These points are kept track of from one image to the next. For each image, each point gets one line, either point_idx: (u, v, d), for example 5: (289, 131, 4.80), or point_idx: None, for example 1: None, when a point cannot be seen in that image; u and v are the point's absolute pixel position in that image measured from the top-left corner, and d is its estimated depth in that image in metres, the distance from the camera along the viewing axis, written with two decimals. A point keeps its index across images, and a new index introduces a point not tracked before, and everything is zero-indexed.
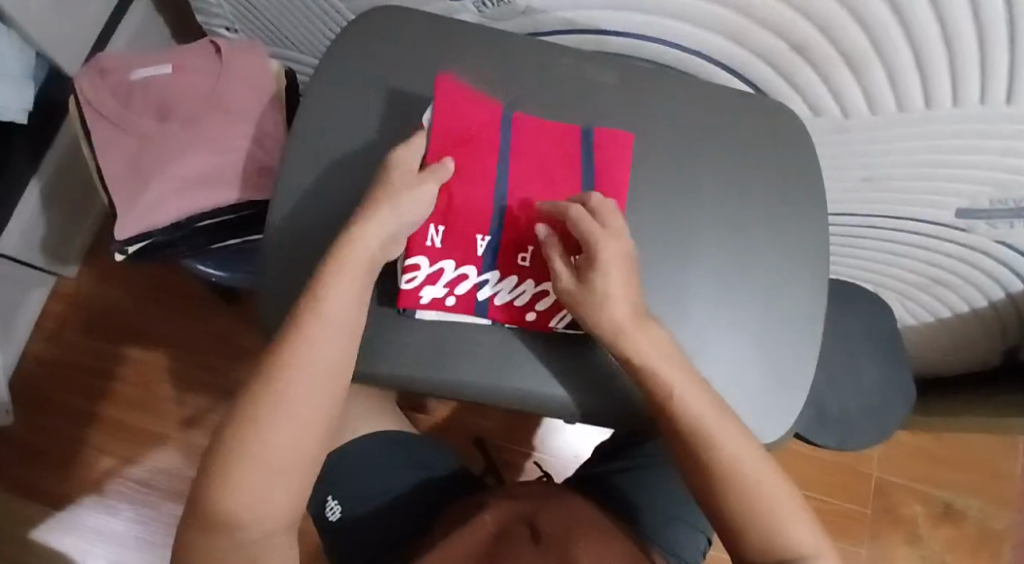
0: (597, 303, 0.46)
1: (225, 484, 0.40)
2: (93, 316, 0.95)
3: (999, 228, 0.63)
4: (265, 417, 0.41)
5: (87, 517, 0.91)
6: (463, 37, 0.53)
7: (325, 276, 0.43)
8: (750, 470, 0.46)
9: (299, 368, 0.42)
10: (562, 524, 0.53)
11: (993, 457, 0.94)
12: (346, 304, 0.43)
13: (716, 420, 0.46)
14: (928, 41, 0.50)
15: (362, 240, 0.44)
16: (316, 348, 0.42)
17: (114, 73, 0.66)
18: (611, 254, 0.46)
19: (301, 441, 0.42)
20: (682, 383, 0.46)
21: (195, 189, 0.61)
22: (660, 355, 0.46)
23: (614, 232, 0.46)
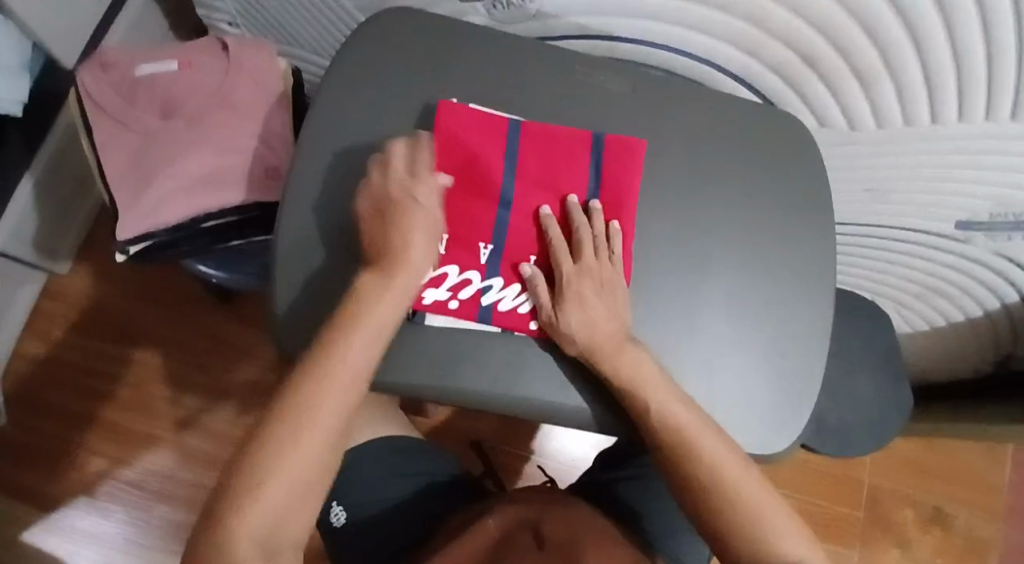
0: (573, 326, 0.46)
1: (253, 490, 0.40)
2: (83, 313, 0.93)
3: (997, 240, 0.64)
4: (280, 449, 0.41)
5: (75, 519, 0.89)
6: (477, 40, 0.53)
7: (345, 314, 0.44)
8: (741, 481, 0.46)
9: (316, 404, 0.42)
10: (567, 531, 0.53)
11: (979, 463, 0.96)
12: (367, 346, 0.44)
13: (703, 436, 0.46)
14: (937, 56, 0.50)
15: (388, 284, 0.44)
16: (344, 370, 0.43)
17: (116, 67, 0.64)
18: (584, 283, 0.47)
19: (312, 475, 0.42)
20: (664, 399, 0.46)
21: (200, 188, 0.60)
22: (645, 373, 0.46)
23: (592, 263, 0.48)
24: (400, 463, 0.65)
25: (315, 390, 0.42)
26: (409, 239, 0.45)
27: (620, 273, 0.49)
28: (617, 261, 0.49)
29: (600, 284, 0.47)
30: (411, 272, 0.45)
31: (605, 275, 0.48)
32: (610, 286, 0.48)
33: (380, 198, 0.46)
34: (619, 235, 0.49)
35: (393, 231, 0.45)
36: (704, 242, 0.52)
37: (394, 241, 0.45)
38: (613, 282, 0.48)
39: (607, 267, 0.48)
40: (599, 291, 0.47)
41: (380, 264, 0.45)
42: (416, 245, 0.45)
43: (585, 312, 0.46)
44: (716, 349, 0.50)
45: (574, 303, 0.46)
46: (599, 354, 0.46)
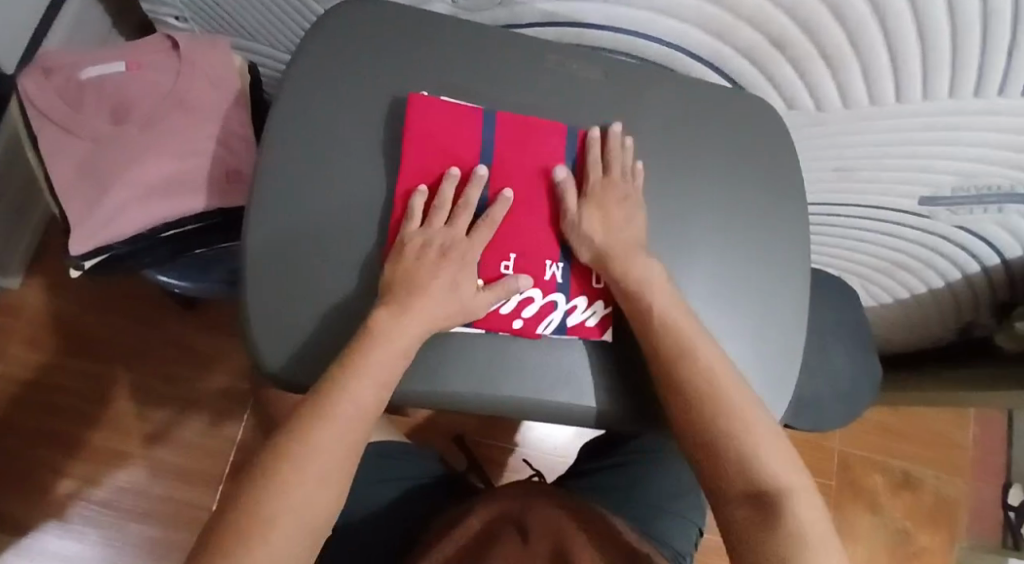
0: (590, 230, 0.48)
1: (260, 541, 0.39)
2: (38, 328, 0.89)
3: (960, 213, 0.66)
4: (281, 491, 0.40)
5: (41, 543, 0.85)
6: (443, 30, 0.51)
7: (350, 358, 0.43)
8: (732, 389, 0.46)
9: (319, 444, 0.42)
10: (552, 520, 0.52)
11: (939, 426, 1.01)
12: (376, 390, 0.43)
13: (701, 340, 0.47)
14: (904, 37, 0.50)
15: (407, 329, 0.43)
16: (354, 409, 0.42)
17: (60, 72, 0.60)
18: (610, 196, 0.49)
19: (315, 514, 0.41)
20: (665, 302, 0.47)
21: (159, 196, 0.57)
22: (654, 279, 0.47)
23: (617, 180, 0.49)
24: (384, 470, 0.64)
25: (319, 431, 0.42)
26: (450, 292, 0.45)
27: (642, 201, 0.50)
28: (641, 195, 0.50)
29: (622, 198, 0.49)
30: (428, 317, 0.44)
31: (628, 192, 0.49)
32: (631, 203, 0.49)
33: (429, 242, 0.46)
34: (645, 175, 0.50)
35: (427, 281, 0.45)
36: (685, 231, 0.51)
37: (418, 287, 0.45)
38: (635, 201, 0.49)
39: (631, 187, 0.49)
40: (622, 204, 0.49)
41: (393, 307, 0.44)
42: (441, 294, 0.45)
43: (604, 217, 0.48)
44: (719, 282, 0.51)
45: (595, 209, 0.48)
46: (611, 255, 0.47)
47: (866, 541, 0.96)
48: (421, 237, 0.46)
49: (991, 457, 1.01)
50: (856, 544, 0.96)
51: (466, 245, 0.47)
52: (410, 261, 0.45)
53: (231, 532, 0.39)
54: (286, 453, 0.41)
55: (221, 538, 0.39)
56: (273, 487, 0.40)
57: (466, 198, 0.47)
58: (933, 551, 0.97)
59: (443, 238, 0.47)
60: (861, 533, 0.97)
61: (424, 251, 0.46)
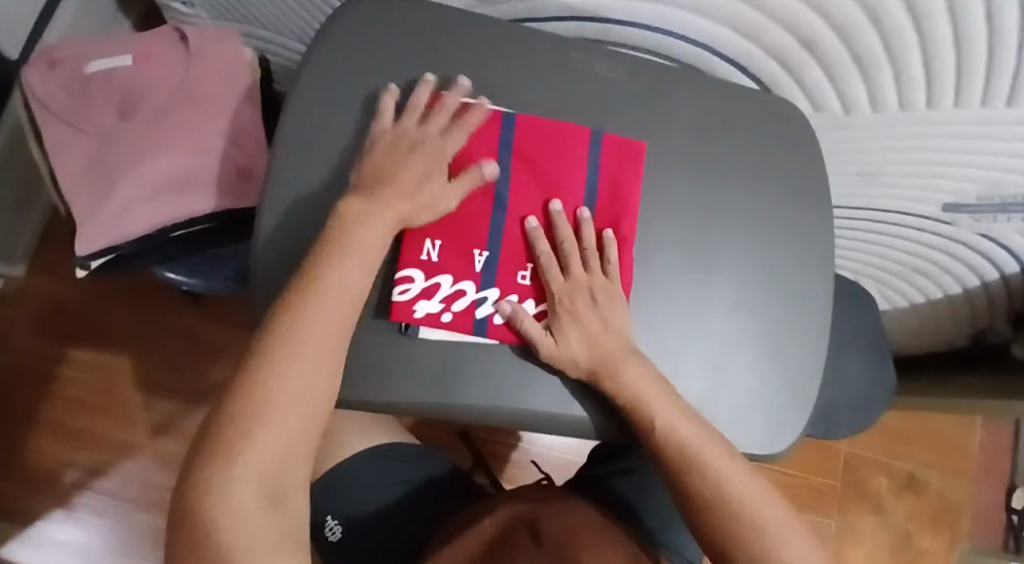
0: (570, 350, 0.45)
1: (250, 401, 0.37)
2: (44, 316, 0.89)
3: (982, 221, 0.64)
4: (275, 376, 0.38)
5: (51, 531, 0.86)
6: (463, 25, 0.49)
7: (330, 244, 0.41)
8: (738, 486, 0.45)
9: (309, 327, 0.39)
10: (563, 526, 0.51)
11: (946, 428, 1.01)
12: (359, 274, 0.41)
13: (709, 446, 0.45)
14: (939, 43, 0.48)
15: (378, 212, 0.43)
16: (339, 282, 0.40)
17: (67, 63, 0.59)
18: (576, 300, 0.46)
19: (314, 399, 0.38)
20: (667, 411, 0.45)
21: (167, 194, 0.56)
22: (650, 388, 0.45)
23: (581, 278, 0.46)
24: (393, 473, 0.64)
25: (306, 314, 0.39)
26: (420, 186, 0.44)
27: (617, 287, 0.47)
28: (614, 270, 0.47)
29: (591, 298, 0.46)
30: (401, 205, 0.43)
31: (597, 287, 0.46)
32: (604, 296, 0.46)
33: (402, 137, 0.45)
34: (614, 245, 0.47)
35: (397, 170, 0.44)
36: (707, 240, 0.50)
37: (391, 175, 0.44)
38: (609, 291, 0.46)
39: (598, 276, 0.47)
40: (592, 305, 0.46)
41: (367, 197, 0.43)
42: (412, 181, 0.44)
43: (581, 330, 0.45)
44: (708, 383, 0.49)
45: (569, 321, 0.46)
46: (601, 371, 0.45)
47: (869, 541, 0.98)
48: (391, 133, 0.45)
49: (996, 460, 1.01)
50: (858, 543, 0.97)
51: (439, 144, 0.45)
52: (382, 156, 0.44)
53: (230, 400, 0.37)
54: (276, 339, 0.39)
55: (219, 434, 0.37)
56: (263, 376, 0.38)
57: (445, 103, 0.46)
58: (935, 553, 0.98)
59: (416, 135, 0.45)
60: (863, 533, 0.98)
61: (395, 144, 0.45)
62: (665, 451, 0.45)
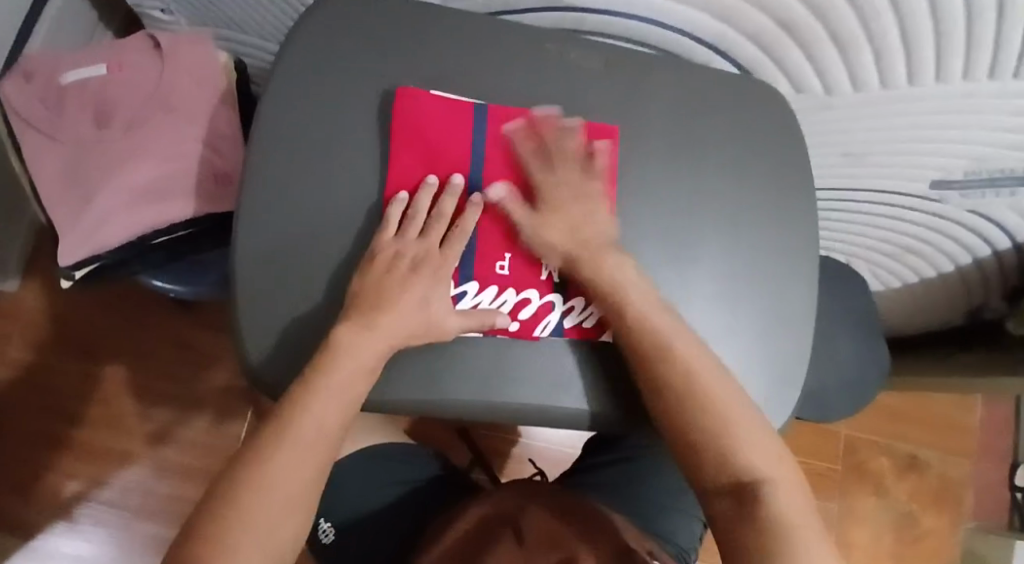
0: (553, 237, 0.47)
1: (226, 526, 0.39)
2: (40, 330, 0.89)
3: (971, 198, 0.64)
4: (250, 504, 0.40)
5: (53, 542, 0.86)
6: (436, 20, 0.49)
7: (310, 380, 0.42)
8: (704, 376, 0.45)
9: (285, 464, 0.41)
10: (550, 516, 0.50)
11: (947, 407, 1.01)
12: (338, 410, 0.42)
13: (680, 339, 0.45)
14: (917, 20, 0.48)
15: (369, 340, 0.42)
16: (319, 418, 0.42)
17: (43, 76, 0.60)
18: (561, 195, 0.48)
19: (288, 525, 0.41)
20: (669, 326, 0.45)
21: (145, 201, 0.56)
22: (643, 298, 0.45)
23: (567, 176, 0.48)
24: (385, 471, 0.64)
25: (284, 453, 0.41)
26: (416, 306, 0.44)
27: (602, 188, 0.48)
28: (599, 175, 0.48)
29: (575, 195, 0.47)
30: (391, 337, 0.43)
31: (581, 185, 0.48)
32: (586, 195, 0.48)
33: (401, 255, 0.44)
34: (603, 153, 0.48)
35: (394, 293, 0.44)
36: (688, 228, 0.49)
37: (385, 301, 0.43)
38: (592, 190, 0.48)
39: (587, 177, 0.48)
40: (576, 200, 0.47)
41: (357, 324, 0.43)
42: (410, 311, 0.44)
43: (563, 223, 0.47)
44: None
45: (553, 215, 0.47)
46: (581, 260, 0.46)
47: (872, 521, 0.97)
48: (393, 248, 0.44)
49: (999, 437, 1.01)
50: (862, 525, 0.97)
51: (438, 259, 0.45)
52: (376, 275, 0.44)
53: (210, 519, 0.40)
54: (256, 470, 0.41)
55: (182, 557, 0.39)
56: (239, 499, 0.40)
57: (439, 209, 0.46)
58: (938, 532, 0.98)
59: (415, 251, 0.45)
60: (866, 515, 0.97)
61: (394, 263, 0.44)
62: (636, 336, 0.45)
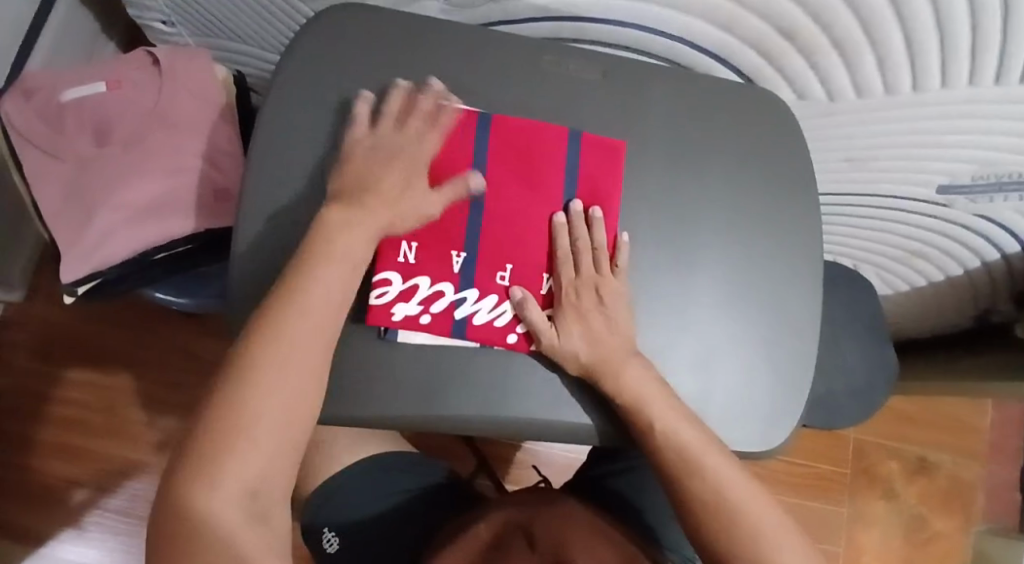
0: (575, 347, 0.45)
1: (233, 399, 0.37)
2: (46, 340, 0.90)
3: (978, 202, 0.63)
4: (248, 406, 0.37)
5: (62, 551, 0.87)
6: (433, 34, 0.48)
7: (299, 264, 0.41)
8: (732, 490, 0.45)
9: (291, 337, 0.39)
10: (559, 529, 0.49)
11: (955, 410, 1.00)
12: (341, 280, 0.41)
13: (711, 449, 0.45)
14: (921, 26, 0.47)
15: (363, 224, 0.42)
16: (318, 287, 0.40)
17: (41, 95, 0.61)
18: (583, 297, 0.46)
19: (290, 420, 0.38)
20: (671, 418, 0.45)
21: (146, 217, 0.58)
22: (647, 390, 0.44)
23: (591, 276, 0.46)
24: (394, 481, 0.65)
25: (290, 323, 0.39)
26: (398, 188, 0.44)
27: (622, 284, 0.47)
28: (620, 272, 0.47)
29: (599, 298, 0.46)
30: (378, 214, 0.43)
31: (605, 286, 0.46)
32: (610, 296, 0.46)
33: (375, 142, 0.45)
34: (627, 248, 0.47)
35: (382, 180, 0.44)
36: (691, 237, 0.49)
37: (367, 184, 0.43)
38: (614, 294, 0.46)
39: (609, 277, 0.46)
40: (599, 304, 0.46)
41: (341, 206, 0.43)
42: (391, 192, 0.44)
43: (585, 330, 0.45)
44: (695, 380, 0.48)
45: (574, 320, 0.45)
46: (603, 372, 0.45)
47: (881, 525, 0.97)
48: (365, 136, 0.45)
49: (1009, 439, 1.00)
50: (869, 529, 0.97)
51: (414, 150, 0.45)
52: (352, 164, 0.44)
53: (220, 391, 0.38)
54: (246, 372, 0.38)
55: (188, 468, 0.36)
56: (246, 373, 0.38)
57: (414, 105, 0.46)
58: (948, 536, 0.97)
59: (388, 139, 0.45)
60: (874, 520, 0.97)
61: (367, 149, 0.44)
62: (669, 452, 0.45)
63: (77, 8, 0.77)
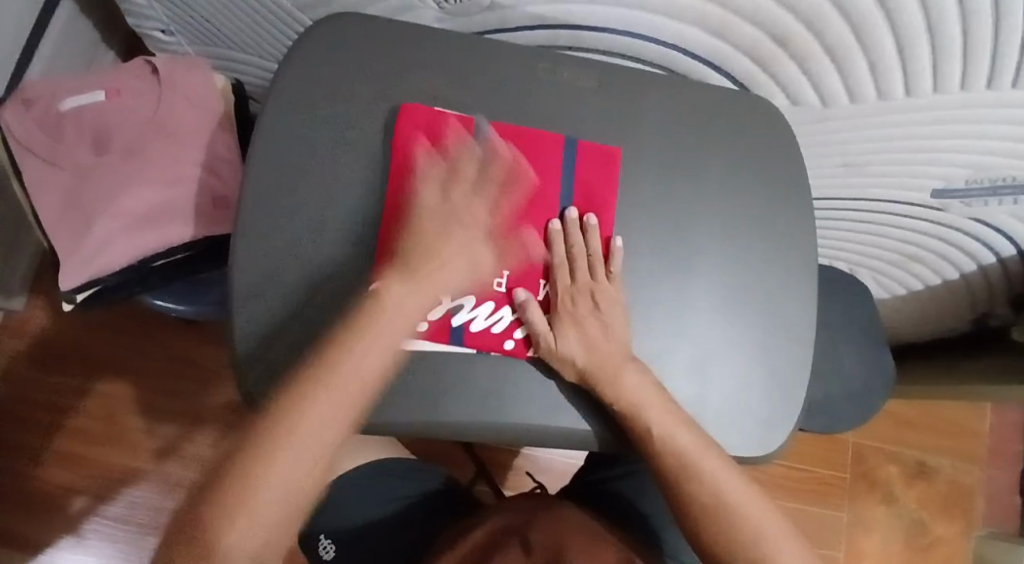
0: (571, 352, 0.45)
1: (251, 464, 0.38)
2: (46, 348, 0.91)
3: (973, 206, 0.64)
4: (260, 474, 0.38)
5: (60, 558, 0.87)
6: (430, 43, 0.49)
7: (343, 337, 0.42)
8: (731, 493, 0.45)
9: (317, 411, 0.40)
10: (555, 533, 0.49)
11: (954, 414, 1.00)
12: (378, 359, 0.42)
13: (707, 452, 0.46)
14: (912, 31, 0.48)
15: (419, 296, 0.44)
16: (355, 365, 0.41)
17: (41, 104, 0.61)
18: (579, 304, 0.47)
19: (295, 492, 0.39)
20: (669, 424, 0.45)
21: (145, 224, 0.58)
22: (644, 396, 0.45)
23: (585, 282, 0.47)
24: (393, 488, 0.65)
25: (320, 398, 0.40)
26: (453, 254, 0.45)
27: (617, 290, 0.47)
28: (614, 277, 0.47)
29: (594, 304, 0.46)
30: (428, 289, 0.44)
31: (601, 292, 0.47)
32: (605, 302, 0.47)
33: (432, 204, 0.46)
34: (620, 253, 0.47)
35: (442, 249, 0.45)
36: (687, 241, 0.49)
37: (419, 253, 0.45)
38: (609, 300, 0.47)
39: (604, 283, 0.47)
40: (594, 311, 0.47)
41: (393, 277, 0.44)
42: (446, 263, 0.45)
43: (581, 335, 0.46)
44: (691, 384, 0.49)
45: (570, 326, 0.46)
46: (599, 378, 0.45)
47: (881, 530, 0.97)
48: (422, 197, 0.46)
49: (1007, 443, 1.00)
50: (869, 533, 0.97)
51: (465, 211, 0.46)
52: (405, 225, 0.45)
53: (240, 450, 0.39)
54: (268, 437, 0.39)
55: (193, 522, 0.37)
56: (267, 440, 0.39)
57: (471, 168, 0.47)
58: (948, 541, 0.97)
59: (441, 201, 0.46)
60: (874, 525, 0.97)
61: (426, 212, 0.46)
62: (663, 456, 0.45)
63: (77, 18, 0.78)
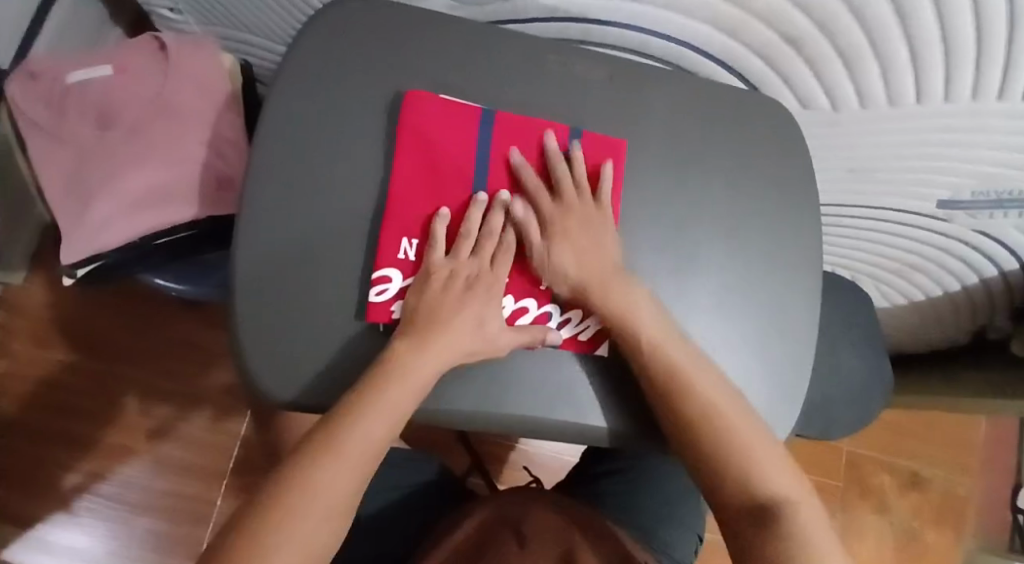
0: (564, 265, 0.47)
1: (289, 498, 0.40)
2: (43, 324, 0.90)
3: (979, 217, 0.64)
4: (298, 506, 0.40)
5: (52, 534, 0.87)
6: (441, 29, 0.48)
7: (381, 370, 0.42)
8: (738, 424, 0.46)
9: (354, 444, 0.41)
10: (549, 527, 0.49)
11: (949, 425, 1.00)
12: (414, 397, 0.42)
13: (711, 392, 0.46)
14: (927, 37, 0.47)
15: (433, 354, 0.43)
16: (392, 399, 0.41)
17: (47, 77, 0.61)
18: (569, 220, 0.47)
19: (330, 524, 0.40)
20: (683, 358, 0.46)
21: (150, 202, 0.58)
22: (656, 333, 0.45)
23: (573, 200, 0.48)
24: (391, 476, 0.65)
25: (358, 430, 0.41)
26: (469, 324, 0.44)
27: (608, 213, 0.48)
28: (604, 204, 0.48)
29: (583, 220, 0.47)
30: (452, 350, 0.43)
31: (590, 211, 0.47)
32: (597, 220, 0.47)
33: (456, 273, 0.45)
34: (609, 179, 0.48)
35: (456, 315, 0.44)
36: (693, 240, 0.49)
37: (441, 319, 0.44)
38: (599, 218, 0.47)
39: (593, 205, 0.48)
40: (585, 228, 0.47)
41: (422, 329, 0.44)
42: (465, 328, 0.44)
43: (573, 248, 0.47)
44: None
45: (563, 241, 0.47)
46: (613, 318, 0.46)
47: (872, 538, 0.97)
48: (447, 268, 0.45)
49: (1002, 456, 0.99)
50: (861, 541, 0.97)
51: (490, 278, 0.46)
52: (427, 296, 0.45)
53: (280, 485, 0.40)
54: (306, 474, 0.40)
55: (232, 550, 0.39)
56: (306, 475, 0.40)
57: (496, 230, 0.46)
58: (940, 551, 0.97)
59: (469, 270, 0.45)
60: (866, 532, 0.97)
61: (449, 282, 0.45)
62: (671, 402, 0.45)
63: None
